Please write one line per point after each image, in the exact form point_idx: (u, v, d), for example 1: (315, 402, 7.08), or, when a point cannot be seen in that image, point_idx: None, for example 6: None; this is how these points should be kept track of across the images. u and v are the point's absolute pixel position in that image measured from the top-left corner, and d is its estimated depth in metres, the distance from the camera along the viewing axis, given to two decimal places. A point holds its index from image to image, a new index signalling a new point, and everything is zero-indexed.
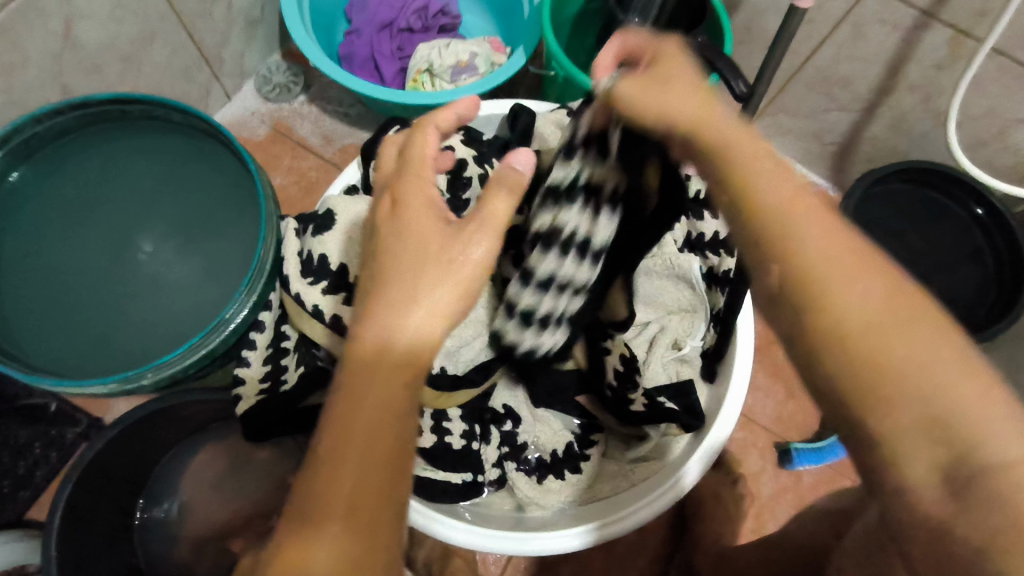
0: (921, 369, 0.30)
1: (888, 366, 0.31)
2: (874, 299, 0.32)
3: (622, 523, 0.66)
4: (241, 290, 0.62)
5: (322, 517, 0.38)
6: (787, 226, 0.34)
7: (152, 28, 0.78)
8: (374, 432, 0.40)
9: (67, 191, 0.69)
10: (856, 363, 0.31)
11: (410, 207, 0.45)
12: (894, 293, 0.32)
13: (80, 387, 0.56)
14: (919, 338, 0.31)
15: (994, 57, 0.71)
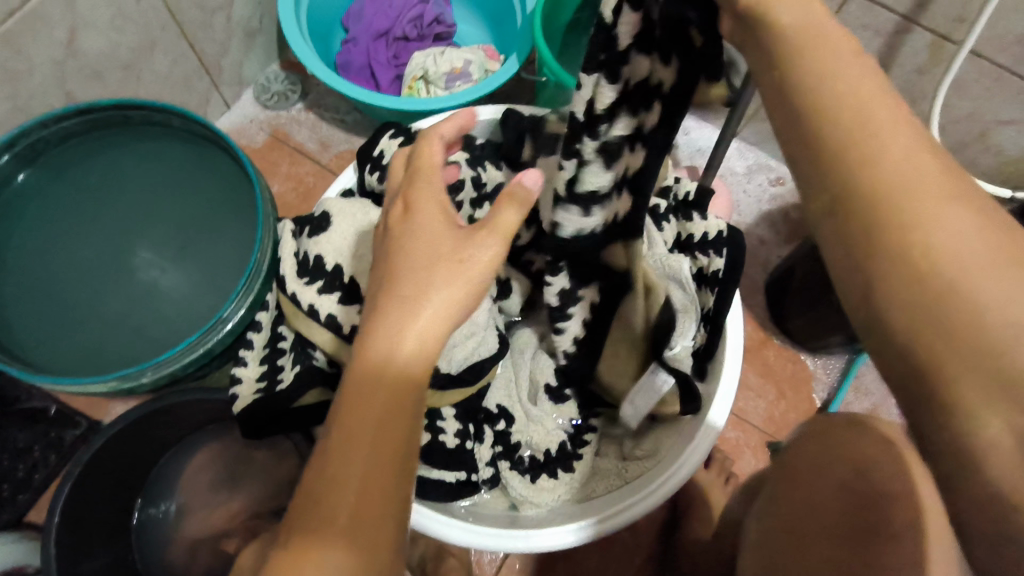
0: (1001, 306, 0.27)
1: (971, 307, 0.28)
2: (961, 233, 0.28)
3: (622, 517, 0.66)
4: (236, 294, 0.63)
5: (326, 527, 0.40)
6: (872, 150, 0.30)
7: (153, 37, 0.80)
8: (376, 441, 0.41)
9: (69, 195, 0.70)
10: (915, 294, 0.28)
11: (419, 216, 0.45)
12: (983, 216, 0.29)
13: (81, 385, 0.57)
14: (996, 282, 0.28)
15: (974, 61, 0.73)
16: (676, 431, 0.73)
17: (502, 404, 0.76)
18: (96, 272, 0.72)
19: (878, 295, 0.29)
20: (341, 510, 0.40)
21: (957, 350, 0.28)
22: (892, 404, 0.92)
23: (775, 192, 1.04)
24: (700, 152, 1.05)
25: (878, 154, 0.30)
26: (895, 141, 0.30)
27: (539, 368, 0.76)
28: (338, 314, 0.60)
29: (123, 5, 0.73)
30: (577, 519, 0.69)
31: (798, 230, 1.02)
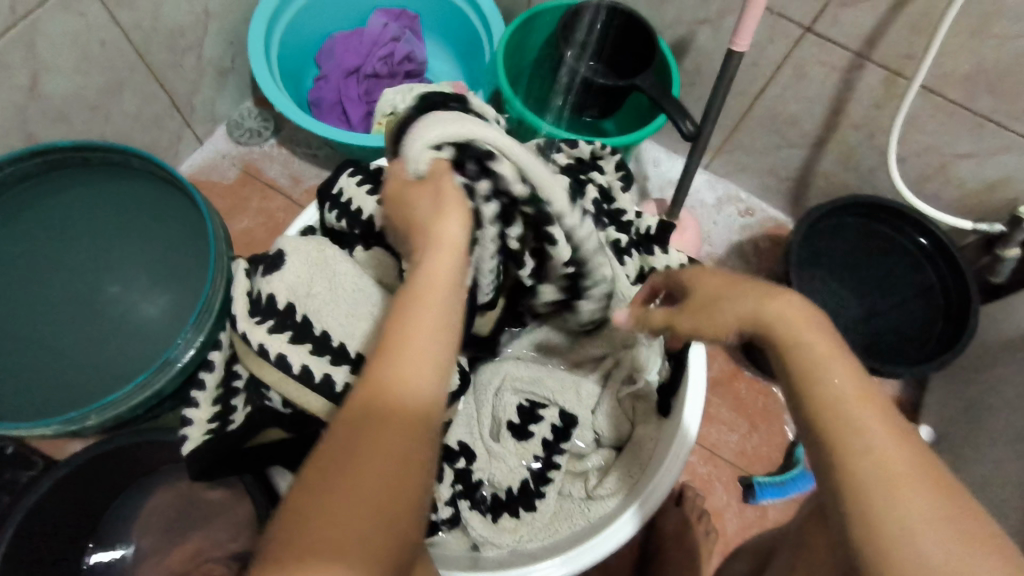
0: (915, 503, 0.33)
1: (875, 455, 0.34)
2: (896, 436, 0.35)
3: (647, 506, 0.67)
4: (187, 331, 0.63)
5: (320, 527, 0.33)
6: (795, 330, 0.40)
7: (120, 78, 0.81)
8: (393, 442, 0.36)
9: (28, 236, 0.70)
10: (852, 470, 0.34)
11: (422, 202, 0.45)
12: (889, 417, 0.36)
13: (23, 429, 0.56)
14: (881, 433, 0.35)
15: (927, 96, 0.74)
16: (639, 464, 0.72)
17: (462, 441, 0.74)
18: (55, 310, 0.72)
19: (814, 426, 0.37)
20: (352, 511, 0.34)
21: (874, 487, 0.34)
22: None
23: (745, 223, 1.05)
24: (671, 183, 1.05)
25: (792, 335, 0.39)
26: (817, 331, 0.39)
27: (502, 406, 0.76)
28: (289, 354, 0.59)
29: (88, 48, 0.75)
30: (609, 521, 0.69)
31: (769, 261, 1.03)
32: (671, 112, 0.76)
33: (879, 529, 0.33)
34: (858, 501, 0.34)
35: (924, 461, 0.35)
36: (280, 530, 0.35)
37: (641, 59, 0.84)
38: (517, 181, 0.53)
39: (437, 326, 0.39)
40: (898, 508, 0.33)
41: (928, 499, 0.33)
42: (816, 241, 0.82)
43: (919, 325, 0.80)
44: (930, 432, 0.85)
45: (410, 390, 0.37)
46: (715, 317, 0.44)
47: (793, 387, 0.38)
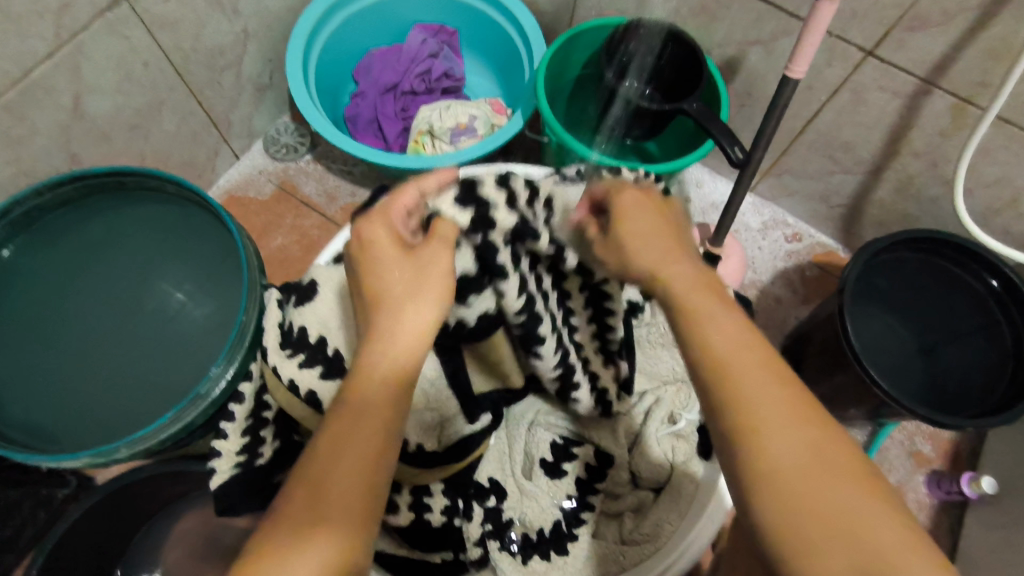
0: (822, 503, 0.36)
1: (817, 514, 0.36)
2: (803, 439, 0.38)
3: None
4: (218, 362, 0.62)
5: (306, 525, 0.37)
6: (705, 332, 0.42)
7: (162, 97, 0.81)
8: (360, 458, 0.39)
9: (64, 262, 0.69)
10: (763, 483, 0.37)
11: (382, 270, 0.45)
12: (798, 417, 0.38)
13: (55, 462, 0.56)
14: (845, 491, 0.36)
15: (1001, 127, 0.69)
16: (678, 510, 0.68)
17: (492, 478, 0.72)
18: (92, 330, 0.70)
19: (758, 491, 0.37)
20: (331, 519, 0.38)
21: (812, 550, 0.35)
22: (919, 482, 0.88)
23: (792, 248, 1.00)
24: (714, 206, 1.01)
25: (735, 396, 0.39)
26: (734, 335, 0.42)
27: (535, 443, 0.73)
28: (319, 390, 0.59)
29: (130, 69, 0.74)
30: None
31: (816, 290, 0.98)
32: (720, 138, 0.73)
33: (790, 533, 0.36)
34: (778, 522, 0.36)
35: (874, 506, 0.36)
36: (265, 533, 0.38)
37: (687, 82, 0.80)
38: (512, 288, 0.55)
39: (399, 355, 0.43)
40: (814, 524, 0.36)
41: (837, 495, 0.36)
42: (868, 275, 0.77)
43: (981, 368, 0.74)
44: (992, 482, 0.80)
45: (374, 406, 0.41)
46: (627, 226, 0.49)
47: (708, 390, 0.41)
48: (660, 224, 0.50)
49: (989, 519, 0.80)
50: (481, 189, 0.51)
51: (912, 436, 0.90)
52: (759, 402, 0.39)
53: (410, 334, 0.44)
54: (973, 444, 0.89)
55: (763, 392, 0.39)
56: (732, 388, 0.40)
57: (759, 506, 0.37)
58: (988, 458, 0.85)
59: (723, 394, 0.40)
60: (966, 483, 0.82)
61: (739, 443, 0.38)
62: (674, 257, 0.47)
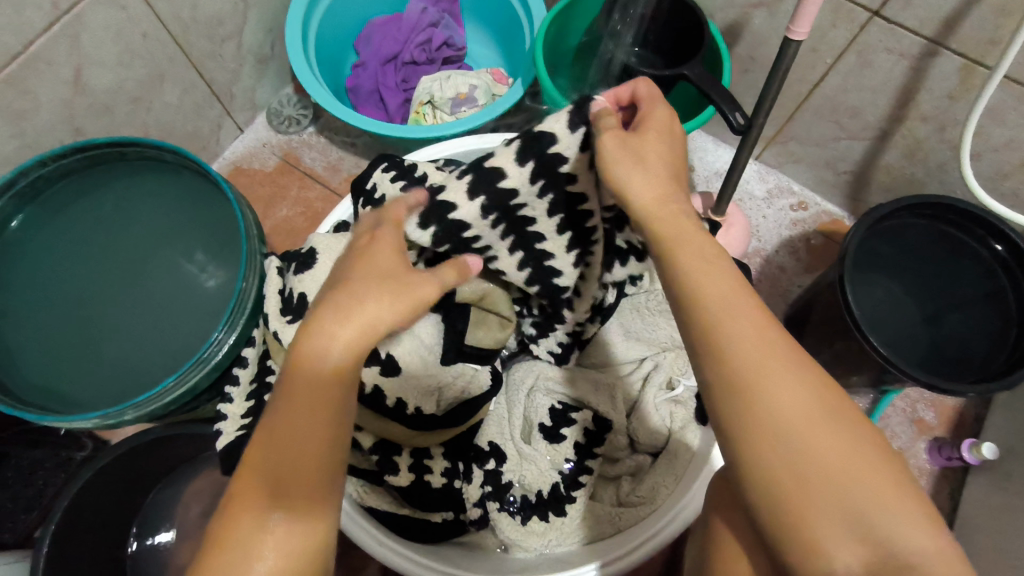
0: (814, 463, 0.36)
1: (805, 475, 0.36)
2: (794, 398, 0.38)
3: (630, 552, 0.65)
4: (220, 328, 0.63)
5: (259, 508, 0.40)
6: (692, 281, 0.42)
7: (162, 70, 0.81)
8: (307, 442, 0.40)
9: (68, 233, 0.70)
10: (752, 445, 0.38)
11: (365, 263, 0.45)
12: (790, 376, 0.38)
13: (67, 423, 0.58)
14: (831, 448, 0.37)
15: (1010, 87, 0.67)
16: (674, 474, 0.69)
17: (493, 441, 0.73)
18: (93, 299, 0.71)
19: (744, 452, 0.38)
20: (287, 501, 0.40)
21: (802, 508, 0.36)
22: (921, 449, 0.88)
23: (797, 217, 0.99)
24: (717, 175, 1.00)
25: (733, 354, 0.39)
26: (729, 290, 0.41)
27: (534, 408, 0.75)
28: None
29: (128, 41, 0.75)
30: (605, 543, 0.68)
31: (821, 258, 0.97)
32: (720, 104, 0.71)
33: (783, 492, 0.37)
34: (773, 479, 0.37)
35: (863, 457, 0.37)
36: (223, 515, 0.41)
37: (690, 47, 0.79)
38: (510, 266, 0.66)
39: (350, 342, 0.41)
40: (812, 482, 0.36)
41: (835, 446, 0.37)
42: (870, 241, 0.77)
43: (986, 335, 0.73)
44: (994, 448, 0.80)
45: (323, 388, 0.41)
46: (624, 162, 0.47)
47: (697, 343, 0.40)
48: (668, 159, 0.48)
49: (991, 484, 0.80)
50: (452, 210, 0.60)
51: (916, 404, 0.90)
52: (754, 363, 0.38)
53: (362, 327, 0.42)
54: (978, 410, 0.89)
55: (759, 354, 0.38)
56: (727, 345, 0.39)
57: (753, 463, 0.38)
58: (991, 426, 0.84)
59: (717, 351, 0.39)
60: (968, 450, 0.82)
61: (727, 401, 0.39)
62: (670, 191, 0.46)
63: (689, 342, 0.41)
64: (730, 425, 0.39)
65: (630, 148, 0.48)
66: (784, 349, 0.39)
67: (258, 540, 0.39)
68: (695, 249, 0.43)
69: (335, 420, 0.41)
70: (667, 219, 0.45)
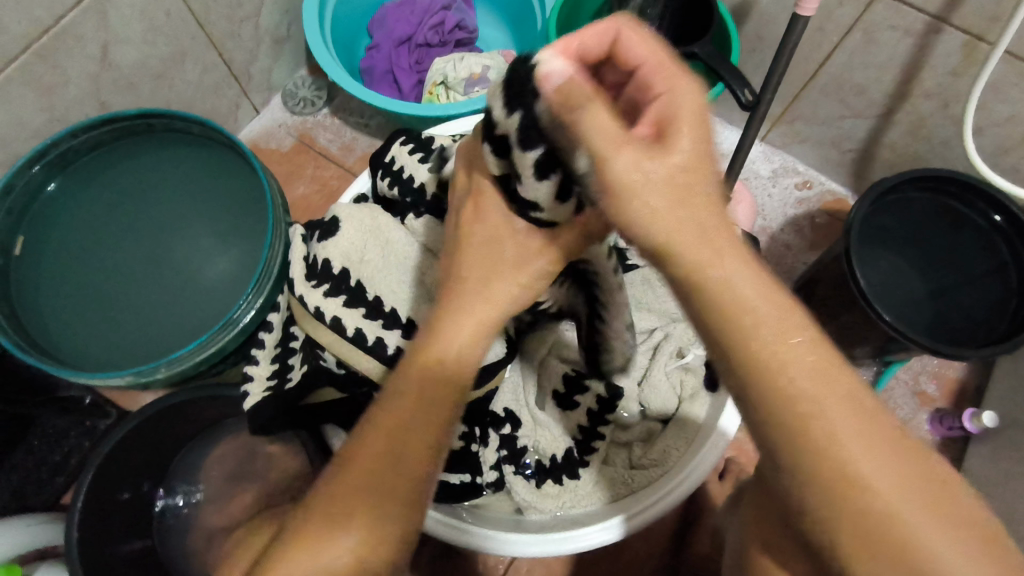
0: (923, 537, 0.28)
1: (912, 555, 0.28)
2: (888, 459, 0.28)
3: (644, 513, 0.67)
4: (248, 292, 0.66)
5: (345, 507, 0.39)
6: (744, 337, 0.30)
7: (183, 48, 0.83)
8: (422, 430, 0.41)
9: (97, 203, 0.73)
10: (837, 519, 0.29)
11: (496, 265, 0.45)
12: (881, 431, 0.29)
13: (101, 379, 0.60)
14: (941, 520, 0.28)
15: (1012, 62, 0.69)
16: (684, 438, 0.72)
17: (507, 408, 0.75)
18: (123, 267, 0.74)
19: (823, 529, 0.30)
20: (378, 496, 0.39)
21: None
22: (923, 419, 0.90)
23: (802, 195, 1.01)
24: (724, 155, 1.03)
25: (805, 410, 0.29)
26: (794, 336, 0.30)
27: (547, 376, 0.76)
28: (344, 317, 0.62)
29: (153, 19, 0.77)
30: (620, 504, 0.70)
31: (825, 235, 0.99)
32: (730, 80, 0.73)
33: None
34: (868, 563, 0.29)
35: (976, 522, 0.28)
36: (296, 518, 0.40)
37: (699, 25, 0.81)
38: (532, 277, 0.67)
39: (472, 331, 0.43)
40: (923, 563, 0.28)
41: (945, 518, 0.28)
42: (875, 215, 0.79)
43: (987, 307, 0.75)
44: (994, 416, 0.82)
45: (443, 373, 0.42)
46: (644, 200, 0.31)
47: (753, 404, 0.30)
48: (703, 178, 0.32)
49: (992, 451, 0.82)
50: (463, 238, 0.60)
51: (918, 376, 0.92)
52: (837, 418, 0.29)
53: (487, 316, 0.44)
54: (978, 382, 0.91)
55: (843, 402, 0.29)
56: (791, 407, 0.29)
57: (833, 537, 0.29)
58: (992, 396, 0.87)
59: (785, 418, 0.29)
60: (969, 419, 0.84)
61: (805, 472, 0.29)
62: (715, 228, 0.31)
63: (736, 397, 0.31)
64: (808, 495, 0.29)
65: (651, 175, 0.32)
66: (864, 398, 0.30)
67: (335, 540, 0.38)
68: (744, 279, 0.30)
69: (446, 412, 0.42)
70: (713, 272, 0.30)
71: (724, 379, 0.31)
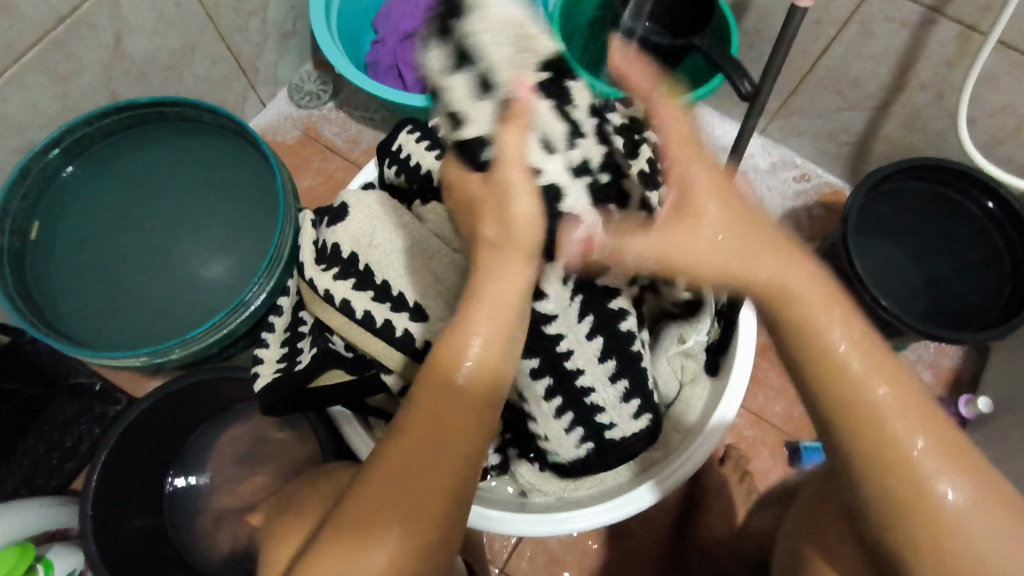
0: (920, 450, 0.40)
1: (915, 464, 0.40)
2: (899, 396, 0.40)
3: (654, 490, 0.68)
4: (259, 276, 0.67)
5: (383, 515, 0.42)
6: (789, 288, 0.42)
7: (193, 40, 0.85)
8: (451, 439, 0.43)
9: (109, 190, 0.74)
10: (861, 439, 0.41)
11: (490, 280, 0.44)
12: (893, 378, 0.41)
13: (117, 359, 0.61)
14: (930, 441, 0.40)
15: (1004, 53, 0.71)
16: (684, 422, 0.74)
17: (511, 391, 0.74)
18: (134, 254, 0.75)
19: (847, 443, 0.41)
20: (413, 501, 0.42)
21: (910, 495, 0.40)
22: None
23: (800, 188, 1.03)
24: (724, 148, 1.04)
25: (842, 359, 0.41)
26: (820, 304, 0.42)
27: None
28: (352, 299, 0.63)
29: (164, 10, 0.78)
30: (629, 484, 0.71)
31: (823, 227, 1.01)
32: (729, 71, 0.75)
33: (904, 480, 0.40)
34: (886, 475, 0.40)
35: (953, 446, 0.40)
36: (327, 532, 0.43)
37: (699, 18, 0.83)
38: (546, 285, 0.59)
39: (492, 338, 0.44)
40: (926, 470, 0.39)
41: (934, 435, 0.40)
42: (872, 204, 0.80)
43: (981, 293, 0.77)
44: (989, 402, 0.83)
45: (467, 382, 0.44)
46: (691, 248, 0.43)
47: (794, 341, 0.42)
48: (733, 205, 0.43)
49: (987, 437, 0.84)
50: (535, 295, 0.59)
51: (915, 364, 0.93)
52: (862, 364, 0.41)
53: (506, 316, 0.44)
54: (974, 371, 0.92)
55: (860, 351, 0.41)
56: (822, 348, 0.41)
57: (854, 452, 0.41)
58: (987, 383, 0.88)
59: (819, 355, 0.41)
60: (965, 405, 0.86)
61: (829, 389, 0.41)
62: (752, 237, 0.43)
63: (794, 347, 0.43)
64: (846, 415, 0.41)
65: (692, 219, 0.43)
66: (878, 340, 0.42)
67: (374, 544, 0.42)
68: (804, 285, 0.42)
69: (473, 419, 0.44)
70: (754, 264, 0.42)
71: (776, 317, 0.43)
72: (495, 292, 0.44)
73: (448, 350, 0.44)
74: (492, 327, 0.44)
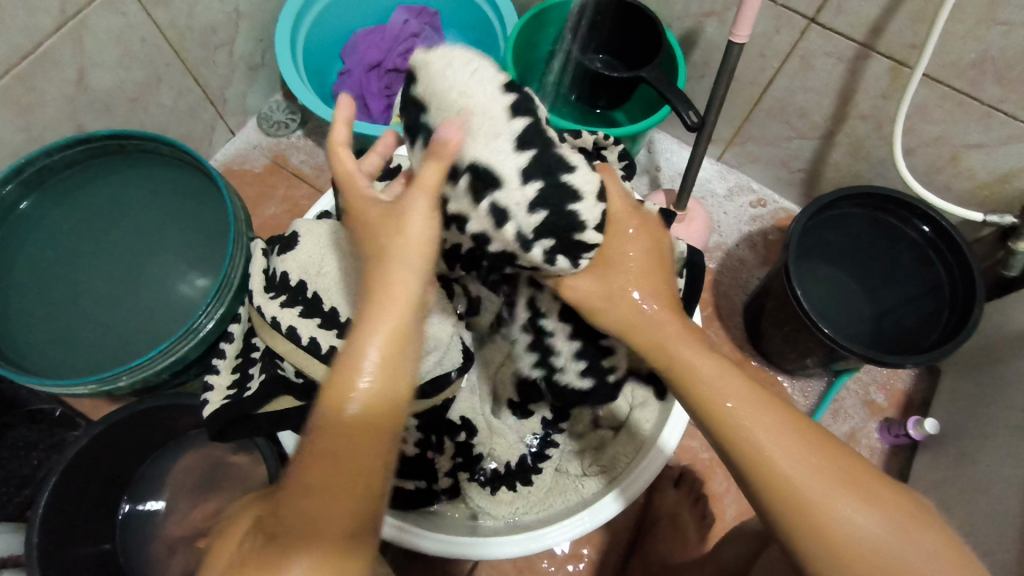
0: (798, 467, 0.46)
1: (798, 481, 0.46)
2: (775, 424, 0.48)
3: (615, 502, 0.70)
4: (209, 303, 0.69)
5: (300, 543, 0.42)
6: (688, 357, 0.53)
7: (159, 73, 0.87)
8: (366, 464, 0.41)
9: (70, 219, 0.77)
10: (755, 470, 0.47)
11: (387, 302, 0.41)
12: (765, 409, 0.49)
13: (64, 388, 0.63)
14: (807, 456, 0.46)
15: (933, 86, 0.74)
16: (633, 445, 0.75)
17: (463, 415, 0.76)
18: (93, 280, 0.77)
19: (748, 476, 0.47)
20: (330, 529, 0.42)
21: (801, 512, 0.45)
22: (873, 429, 0.93)
23: (756, 213, 1.06)
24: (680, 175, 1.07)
25: (724, 399, 0.50)
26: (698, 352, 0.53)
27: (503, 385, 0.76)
28: (299, 326, 0.65)
29: (128, 45, 0.81)
30: (583, 504, 0.73)
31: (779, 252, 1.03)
32: (675, 103, 0.77)
33: (796, 502, 0.45)
34: (783, 496, 0.46)
35: (832, 454, 0.47)
36: (257, 546, 0.44)
37: (648, 50, 0.86)
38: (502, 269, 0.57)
39: (390, 363, 0.41)
40: (807, 483, 0.45)
41: (810, 451, 0.47)
42: (816, 230, 0.82)
43: (920, 317, 0.79)
44: (936, 424, 0.85)
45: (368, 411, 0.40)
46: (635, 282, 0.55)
47: (687, 395, 0.52)
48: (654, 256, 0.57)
49: (934, 458, 0.86)
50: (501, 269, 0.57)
51: (868, 387, 0.95)
52: (741, 404, 0.49)
53: (400, 334, 0.41)
54: (925, 393, 0.94)
55: (738, 393, 0.50)
56: (710, 393, 0.50)
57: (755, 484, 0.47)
58: (937, 406, 0.90)
59: (708, 403, 0.50)
60: (912, 427, 0.87)
61: (720, 430, 0.49)
62: (659, 282, 0.56)
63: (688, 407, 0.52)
64: (738, 452, 0.48)
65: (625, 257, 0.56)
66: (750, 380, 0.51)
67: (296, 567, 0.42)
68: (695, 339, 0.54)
69: (384, 443, 0.41)
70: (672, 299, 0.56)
71: (673, 384, 0.54)
72: (392, 314, 0.41)
73: (343, 378, 0.40)
74: (392, 352, 0.41)
